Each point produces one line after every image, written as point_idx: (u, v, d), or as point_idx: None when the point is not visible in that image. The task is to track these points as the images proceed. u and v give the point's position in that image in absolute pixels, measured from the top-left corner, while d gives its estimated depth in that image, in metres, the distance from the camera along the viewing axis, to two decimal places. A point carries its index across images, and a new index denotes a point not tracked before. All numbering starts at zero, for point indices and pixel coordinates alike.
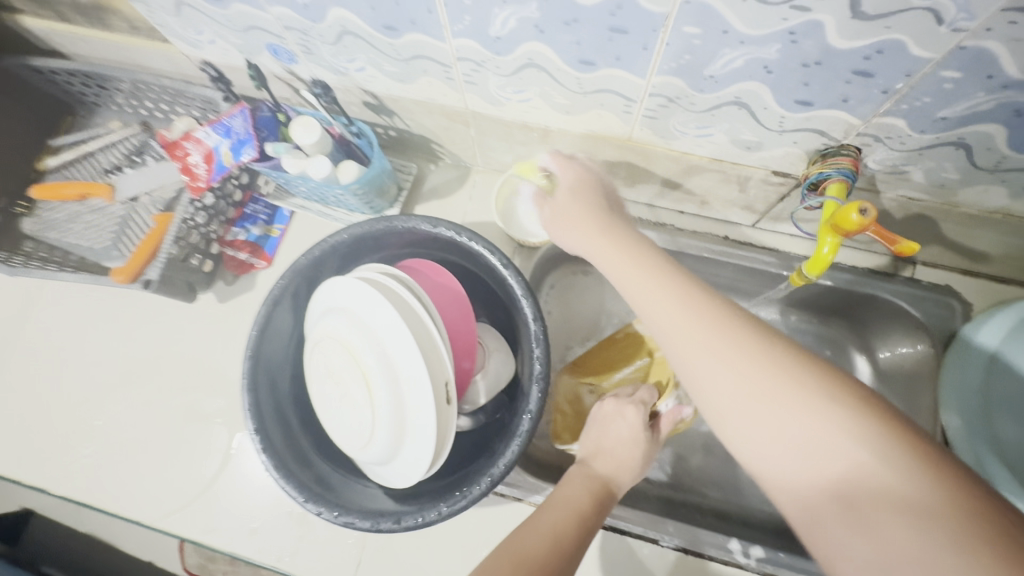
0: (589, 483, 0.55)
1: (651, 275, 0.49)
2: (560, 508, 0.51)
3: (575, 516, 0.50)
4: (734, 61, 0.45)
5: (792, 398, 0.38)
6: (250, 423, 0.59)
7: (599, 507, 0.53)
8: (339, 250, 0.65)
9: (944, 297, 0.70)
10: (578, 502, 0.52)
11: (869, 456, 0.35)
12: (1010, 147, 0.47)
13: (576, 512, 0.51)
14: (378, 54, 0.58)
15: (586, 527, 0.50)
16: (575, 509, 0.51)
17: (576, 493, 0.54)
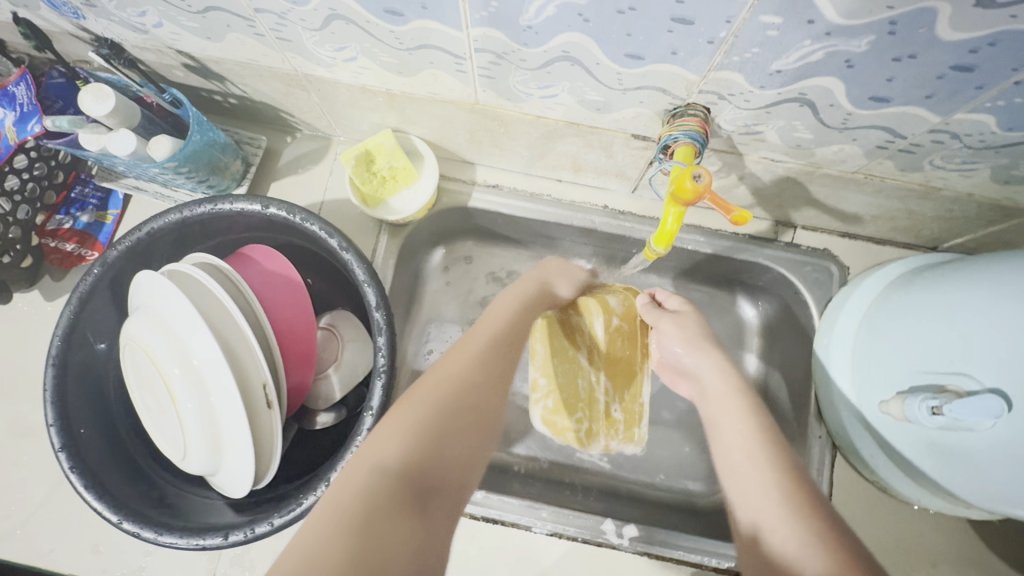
0: (496, 326, 0.51)
1: (711, 366, 0.54)
2: (458, 359, 0.46)
3: (476, 364, 0.46)
4: (546, 7, 0.39)
5: (785, 488, 0.40)
6: (55, 440, 0.51)
7: (507, 347, 0.49)
8: (161, 239, 0.57)
9: (822, 261, 0.68)
10: (482, 348, 0.47)
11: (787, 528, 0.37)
12: (852, 103, 0.43)
13: (472, 359, 0.46)
14: (167, 6, 0.49)
15: (495, 378, 0.46)
16: (473, 353, 0.47)
17: (483, 340, 0.48)
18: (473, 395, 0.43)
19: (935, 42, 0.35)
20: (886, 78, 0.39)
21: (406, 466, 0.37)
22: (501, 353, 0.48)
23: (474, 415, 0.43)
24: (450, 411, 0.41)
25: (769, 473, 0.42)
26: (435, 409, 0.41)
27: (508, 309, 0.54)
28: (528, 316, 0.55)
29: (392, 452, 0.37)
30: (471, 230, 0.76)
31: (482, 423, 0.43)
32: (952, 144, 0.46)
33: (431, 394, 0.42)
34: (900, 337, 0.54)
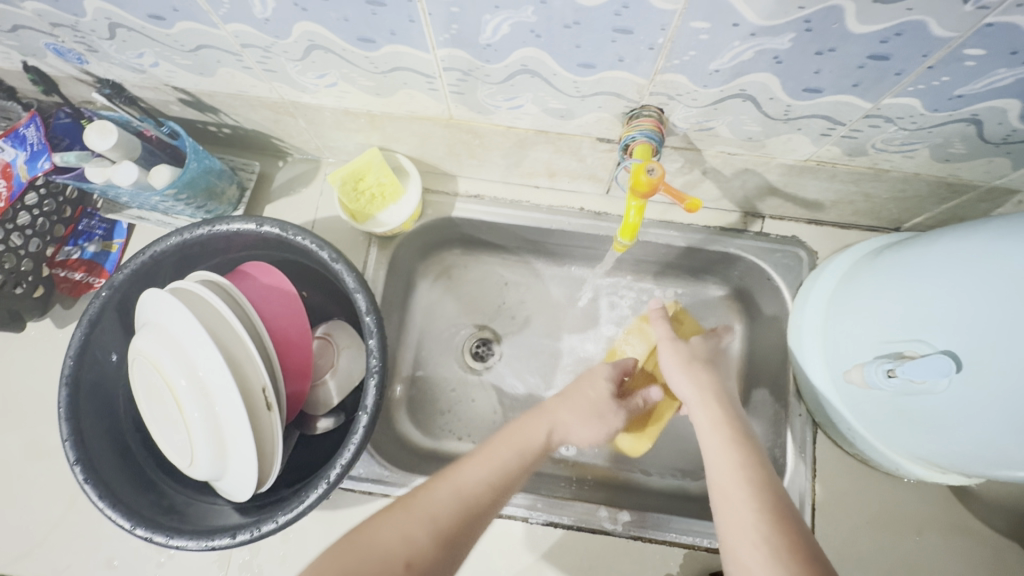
0: (491, 471, 0.51)
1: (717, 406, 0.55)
2: (398, 518, 0.44)
3: (428, 527, 0.44)
4: (501, 27, 0.43)
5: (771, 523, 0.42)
6: (70, 454, 0.54)
7: (475, 512, 0.47)
8: (163, 261, 0.61)
9: (791, 248, 0.72)
10: (443, 507, 0.46)
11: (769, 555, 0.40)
12: (789, 95, 0.47)
13: (433, 523, 0.44)
14: (163, 47, 0.54)
15: (444, 543, 0.43)
16: (440, 511, 0.45)
17: (441, 497, 0.46)
18: (399, 574, 0.40)
19: (849, 35, 0.39)
20: (814, 71, 0.43)
21: None
22: (455, 521, 0.45)
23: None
24: None
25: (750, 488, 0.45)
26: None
27: (501, 466, 0.52)
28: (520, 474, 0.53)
29: None
30: (457, 238, 0.80)
31: None
32: (887, 127, 0.50)
33: (363, 551, 0.41)
34: (863, 312, 0.57)
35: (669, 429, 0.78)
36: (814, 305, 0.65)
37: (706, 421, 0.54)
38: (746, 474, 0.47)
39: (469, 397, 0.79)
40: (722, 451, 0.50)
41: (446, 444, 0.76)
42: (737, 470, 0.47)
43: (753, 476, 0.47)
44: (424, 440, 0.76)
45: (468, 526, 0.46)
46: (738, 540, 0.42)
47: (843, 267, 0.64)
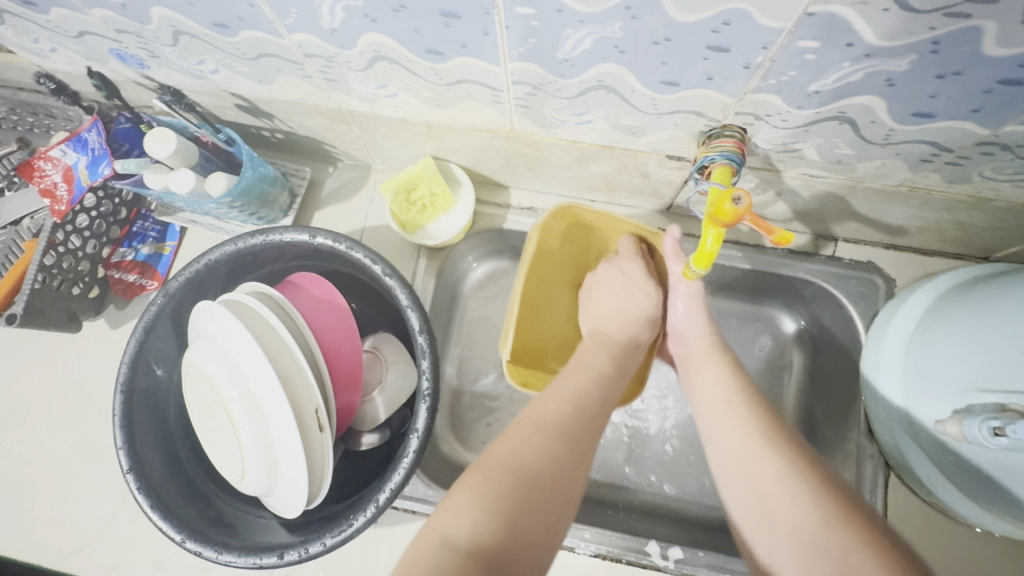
0: (590, 389, 0.53)
1: (718, 370, 0.56)
2: (534, 433, 0.47)
3: (556, 436, 0.47)
4: (583, 42, 0.40)
5: (806, 479, 0.43)
6: (124, 462, 0.54)
7: (589, 426, 0.50)
8: (216, 269, 0.60)
9: (866, 275, 0.67)
10: (564, 420, 0.49)
11: (812, 508, 0.40)
12: (894, 119, 0.42)
13: (559, 436, 0.47)
14: (224, 54, 0.53)
15: (574, 454, 0.47)
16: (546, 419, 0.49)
17: (558, 411, 0.50)
18: (548, 475, 0.44)
19: (982, 58, 0.35)
20: (930, 95, 0.39)
21: (474, 540, 0.39)
22: (561, 459, 0.46)
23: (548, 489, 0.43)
24: (530, 486, 0.43)
25: (766, 445, 0.46)
26: (511, 482, 0.43)
27: (568, 403, 0.51)
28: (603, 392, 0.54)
29: (462, 524, 0.40)
30: (506, 250, 0.78)
31: (562, 502, 0.44)
32: (1001, 155, 0.45)
33: (501, 467, 0.44)
34: (956, 354, 0.52)
35: None
36: (893, 339, 0.61)
37: (701, 350, 0.60)
38: (735, 391, 0.53)
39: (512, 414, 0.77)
40: (712, 380, 0.55)
41: None
42: (727, 391, 0.53)
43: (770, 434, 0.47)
44: (466, 457, 0.74)
45: (586, 430, 0.49)
46: (739, 447, 0.48)
47: (929, 299, 0.59)
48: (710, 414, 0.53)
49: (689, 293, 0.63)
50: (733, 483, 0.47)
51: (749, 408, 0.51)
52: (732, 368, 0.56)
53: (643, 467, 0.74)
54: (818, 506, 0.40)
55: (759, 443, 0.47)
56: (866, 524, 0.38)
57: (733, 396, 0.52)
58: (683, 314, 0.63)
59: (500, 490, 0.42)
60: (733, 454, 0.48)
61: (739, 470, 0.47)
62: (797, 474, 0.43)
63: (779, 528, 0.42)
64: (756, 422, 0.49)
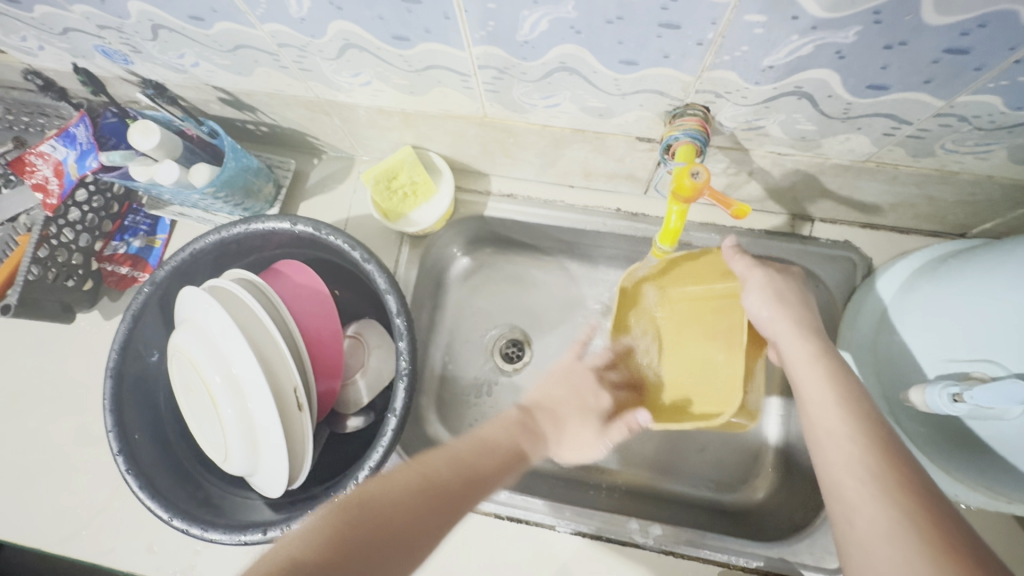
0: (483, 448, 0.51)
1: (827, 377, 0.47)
2: (399, 479, 0.44)
3: (425, 485, 0.45)
4: (540, 23, 0.41)
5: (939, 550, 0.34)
6: (114, 444, 0.56)
7: (468, 484, 0.47)
8: (202, 258, 0.62)
9: (842, 253, 0.68)
10: (435, 476, 0.46)
11: None
12: (850, 92, 0.43)
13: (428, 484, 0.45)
14: (202, 47, 0.54)
15: (434, 513, 0.43)
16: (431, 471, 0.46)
17: (440, 467, 0.47)
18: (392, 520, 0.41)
19: (924, 27, 0.35)
20: (880, 66, 0.40)
21: (298, 559, 0.36)
22: (418, 508, 0.43)
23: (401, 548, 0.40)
24: (367, 531, 0.39)
25: (890, 497, 0.38)
26: (352, 521, 0.40)
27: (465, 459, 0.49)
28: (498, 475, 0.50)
29: (295, 545, 0.38)
30: (489, 238, 0.79)
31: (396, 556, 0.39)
32: (960, 127, 0.45)
33: (340, 506, 0.41)
34: (924, 327, 0.52)
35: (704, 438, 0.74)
36: (868, 316, 0.61)
37: (801, 355, 0.49)
38: (844, 405, 0.45)
39: (498, 399, 0.78)
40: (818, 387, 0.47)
41: None
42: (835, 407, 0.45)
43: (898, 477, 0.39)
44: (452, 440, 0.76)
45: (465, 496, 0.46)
46: (849, 487, 0.40)
47: (902, 275, 0.60)
48: (821, 438, 0.44)
49: (767, 282, 0.54)
50: (840, 522, 0.40)
51: (866, 427, 0.43)
52: (837, 370, 0.47)
53: (627, 449, 0.75)
54: None
55: (882, 489, 0.39)
56: None
57: (844, 411, 0.44)
58: (762, 307, 0.54)
59: (343, 534, 0.39)
60: (845, 488, 0.41)
61: (843, 509, 0.40)
62: (929, 543, 0.35)
63: None
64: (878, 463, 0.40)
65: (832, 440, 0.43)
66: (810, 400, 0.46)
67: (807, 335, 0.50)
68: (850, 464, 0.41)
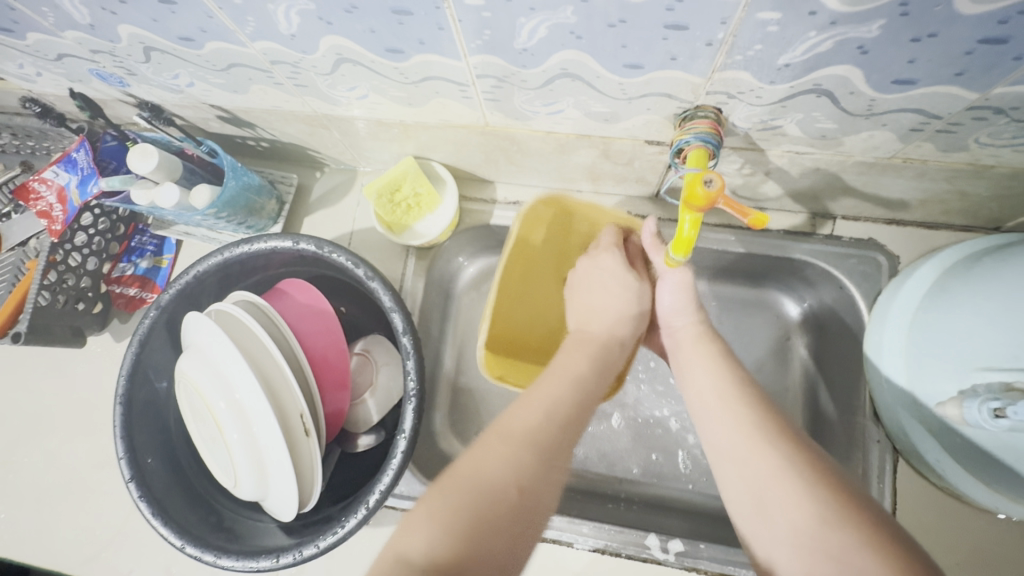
0: (563, 388, 0.51)
1: (717, 365, 0.52)
2: (548, 390, 0.50)
3: (534, 447, 0.45)
4: (538, 30, 0.39)
5: (807, 473, 0.39)
6: (125, 472, 0.56)
7: (568, 429, 0.48)
8: (207, 279, 0.61)
9: (867, 252, 0.64)
10: (538, 430, 0.46)
11: (811, 501, 0.37)
12: (874, 88, 0.40)
13: (531, 443, 0.45)
14: (195, 67, 0.53)
15: (547, 462, 0.45)
16: (521, 429, 0.46)
17: (567, 402, 0.50)
18: (517, 490, 0.42)
19: (956, 18, 0.32)
20: (908, 60, 0.37)
21: (429, 559, 0.37)
22: (540, 465, 0.44)
23: (521, 501, 0.42)
24: (497, 506, 0.41)
25: (764, 435, 0.43)
26: (471, 506, 0.40)
27: (558, 401, 0.50)
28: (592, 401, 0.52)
29: (419, 543, 0.38)
30: (496, 246, 0.77)
31: (531, 518, 0.42)
32: (995, 120, 0.42)
33: (462, 490, 0.41)
34: (959, 333, 0.49)
35: None
36: (896, 319, 0.58)
37: (692, 334, 0.57)
38: (726, 378, 0.50)
39: None
40: (701, 360, 0.53)
41: None
42: (716, 373, 0.51)
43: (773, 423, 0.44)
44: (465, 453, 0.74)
45: (567, 433, 0.48)
46: (731, 436, 0.45)
47: (933, 274, 0.57)
48: (706, 405, 0.49)
49: (677, 283, 0.59)
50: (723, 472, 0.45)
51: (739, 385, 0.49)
52: (722, 354, 0.53)
53: (644, 459, 0.73)
54: (817, 495, 0.38)
55: (750, 429, 0.44)
56: (869, 519, 0.36)
57: (729, 386, 0.49)
58: (668, 305, 0.60)
59: (467, 515, 0.40)
60: (731, 460, 0.44)
61: (731, 458, 0.44)
62: (800, 466, 0.40)
63: (777, 518, 0.39)
64: (751, 415, 0.45)
65: (714, 410, 0.48)
66: (698, 384, 0.51)
67: (706, 339, 0.56)
68: (727, 424, 0.46)
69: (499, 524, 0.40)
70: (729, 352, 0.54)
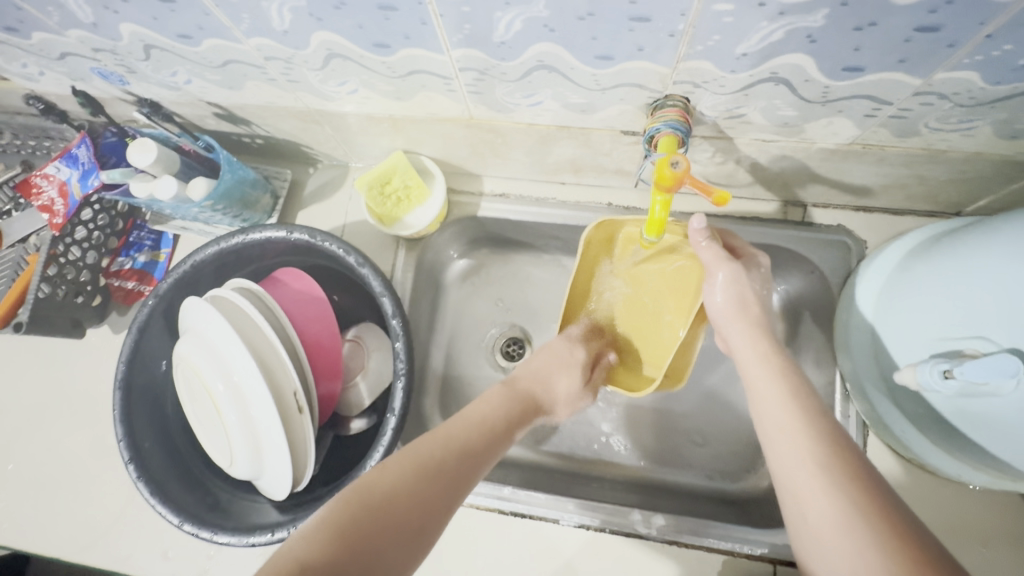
0: (475, 426, 0.54)
1: (776, 382, 0.52)
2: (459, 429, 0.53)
3: (424, 474, 0.46)
4: (514, 23, 0.42)
5: (869, 515, 0.38)
6: (125, 453, 0.58)
7: (463, 465, 0.50)
8: (203, 268, 0.63)
9: (836, 238, 0.67)
10: (436, 463, 0.48)
11: (865, 548, 0.37)
12: (826, 76, 0.43)
13: (421, 467, 0.47)
14: (193, 64, 0.56)
15: (437, 492, 0.46)
16: (417, 459, 0.47)
17: (468, 437, 0.53)
18: (404, 511, 0.43)
19: (891, 7, 0.36)
20: (853, 48, 0.40)
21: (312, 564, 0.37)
22: (433, 493, 0.46)
23: (411, 530, 0.42)
24: (385, 519, 0.41)
25: (823, 464, 0.43)
26: (360, 516, 0.41)
27: (462, 441, 0.52)
28: (500, 442, 0.55)
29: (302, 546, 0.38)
30: (484, 238, 0.80)
31: (411, 540, 0.42)
32: (941, 105, 0.45)
33: (354, 502, 0.42)
34: (917, 308, 0.52)
35: (707, 429, 0.74)
36: (863, 299, 0.61)
37: (750, 352, 0.56)
38: (789, 395, 0.50)
39: None
40: (763, 374, 0.53)
41: None
42: (778, 389, 0.51)
43: (837, 457, 0.43)
44: None
45: (466, 470, 0.50)
46: (796, 464, 0.44)
47: (896, 256, 0.60)
48: (771, 430, 0.48)
49: (728, 282, 0.59)
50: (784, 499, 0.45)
51: (802, 406, 0.48)
52: (785, 369, 0.53)
53: (628, 441, 0.75)
54: (884, 542, 0.36)
55: (813, 458, 0.44)
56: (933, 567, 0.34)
57: (790, 402, 0.49)
58: (719, 303, 0.60)
59: (354, 527, 0.40)
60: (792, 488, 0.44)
61: (792, 490, 0.44)
62: (861, 508, 0.39)
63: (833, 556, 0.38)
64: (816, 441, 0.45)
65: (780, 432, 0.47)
66: (762, 399, 0.51)
67: (761, 340, 0.57)
68: (792, 447, 0.46)
69: (385, 543, 0.40)
70: (794, 365, 0.53)
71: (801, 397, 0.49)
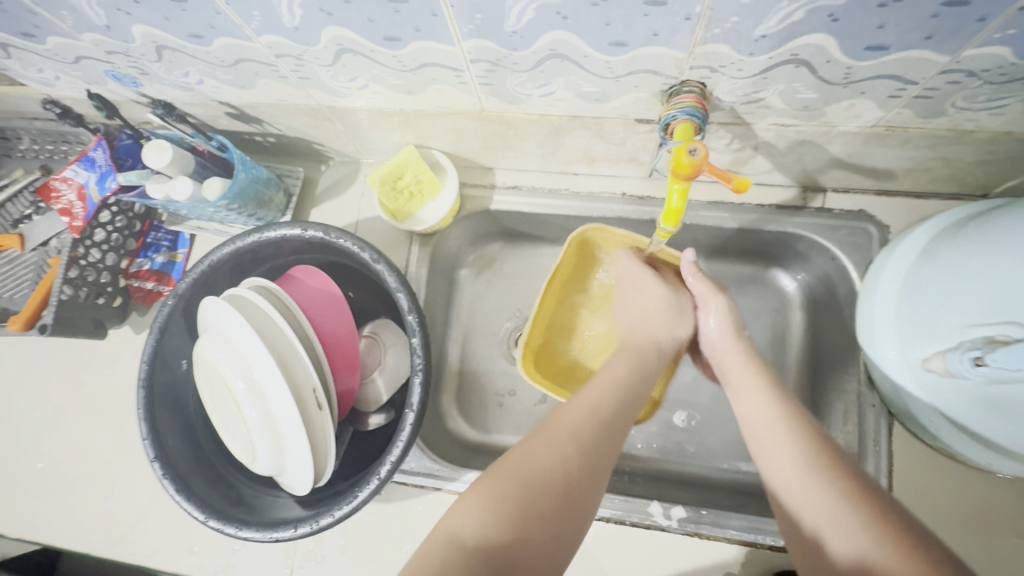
0: (609, 387, 0.54)
1: (767, 394, 0.54)
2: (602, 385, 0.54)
3: (576, 444, 0.48)
4: (526, 12, 0.41)
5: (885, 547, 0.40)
6: (150, 451, 0.59)
7: (603, 424, 0.50)
8: (220, 268, 0.64)
9: (857, 223, 0.66)
10: (583, 430, 0.49)
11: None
12: (848, 56, 0.42)
13: (576, 442, 0.48)
14: (205, 64, 0.56)
15: (590, 457, 0.47)
16: (571, 432, 0.49)
17: (609, 398, 0.53)
18: (558, 488, 0.45)
19: None
20: (877, 26, 0.39)
21: (479, 540, 0.41)
22: (586, 459, 0.47)
23: (566, 495, 0.45)
24: (540, 488, 0.44)
25: (821, 479, 0.45)
26: (514, 500, 0.43)
27: (599, 390, 0.53)
28: (638, 383, 0.56)
29: (469, 525, 0.42)
30: (497, 232, 0.80)
31: (578, 514, 0.45)
32: (969, 82, 0.44)
33: (502, 482, 0.44)
34: (944, 294, 0.51)
35: (726, 419, 0.74)
36: (887, 285, 0.59)
37: (739, 368, 0.58)
38: (784, 413, 0.51)
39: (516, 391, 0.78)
40: (754, 390, 0.55)
41: (496, 438, 0.76)
42: (771, 410, 0.52)
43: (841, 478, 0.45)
44: (473, 433, 0.77)
45: (609, 431, 0.50)
46: (802, 496, 0.45)
47: (921, 241, 0.58)
48: (764, 454, 0.50)
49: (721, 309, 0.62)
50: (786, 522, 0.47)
51: (798, 427, 0.50)
52: (777, 389, 0.54)
53: (647, 433, 0.75)
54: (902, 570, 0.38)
55: (812, 479, 0.46)
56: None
57: (787, 424, 0.50)
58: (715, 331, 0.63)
59: (505, 516, 0.42)
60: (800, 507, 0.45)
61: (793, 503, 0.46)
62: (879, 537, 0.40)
63: None
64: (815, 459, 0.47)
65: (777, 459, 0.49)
66: (752, 420, 0.53)
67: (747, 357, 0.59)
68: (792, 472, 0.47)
69: (547, 521, 0.43)
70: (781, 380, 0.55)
71: (801, 421, 0.50)
